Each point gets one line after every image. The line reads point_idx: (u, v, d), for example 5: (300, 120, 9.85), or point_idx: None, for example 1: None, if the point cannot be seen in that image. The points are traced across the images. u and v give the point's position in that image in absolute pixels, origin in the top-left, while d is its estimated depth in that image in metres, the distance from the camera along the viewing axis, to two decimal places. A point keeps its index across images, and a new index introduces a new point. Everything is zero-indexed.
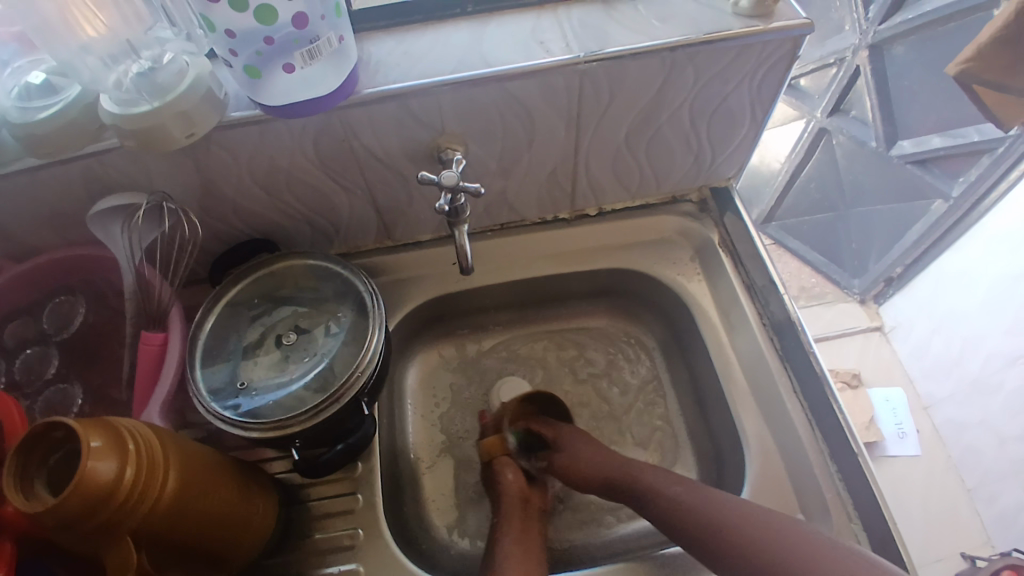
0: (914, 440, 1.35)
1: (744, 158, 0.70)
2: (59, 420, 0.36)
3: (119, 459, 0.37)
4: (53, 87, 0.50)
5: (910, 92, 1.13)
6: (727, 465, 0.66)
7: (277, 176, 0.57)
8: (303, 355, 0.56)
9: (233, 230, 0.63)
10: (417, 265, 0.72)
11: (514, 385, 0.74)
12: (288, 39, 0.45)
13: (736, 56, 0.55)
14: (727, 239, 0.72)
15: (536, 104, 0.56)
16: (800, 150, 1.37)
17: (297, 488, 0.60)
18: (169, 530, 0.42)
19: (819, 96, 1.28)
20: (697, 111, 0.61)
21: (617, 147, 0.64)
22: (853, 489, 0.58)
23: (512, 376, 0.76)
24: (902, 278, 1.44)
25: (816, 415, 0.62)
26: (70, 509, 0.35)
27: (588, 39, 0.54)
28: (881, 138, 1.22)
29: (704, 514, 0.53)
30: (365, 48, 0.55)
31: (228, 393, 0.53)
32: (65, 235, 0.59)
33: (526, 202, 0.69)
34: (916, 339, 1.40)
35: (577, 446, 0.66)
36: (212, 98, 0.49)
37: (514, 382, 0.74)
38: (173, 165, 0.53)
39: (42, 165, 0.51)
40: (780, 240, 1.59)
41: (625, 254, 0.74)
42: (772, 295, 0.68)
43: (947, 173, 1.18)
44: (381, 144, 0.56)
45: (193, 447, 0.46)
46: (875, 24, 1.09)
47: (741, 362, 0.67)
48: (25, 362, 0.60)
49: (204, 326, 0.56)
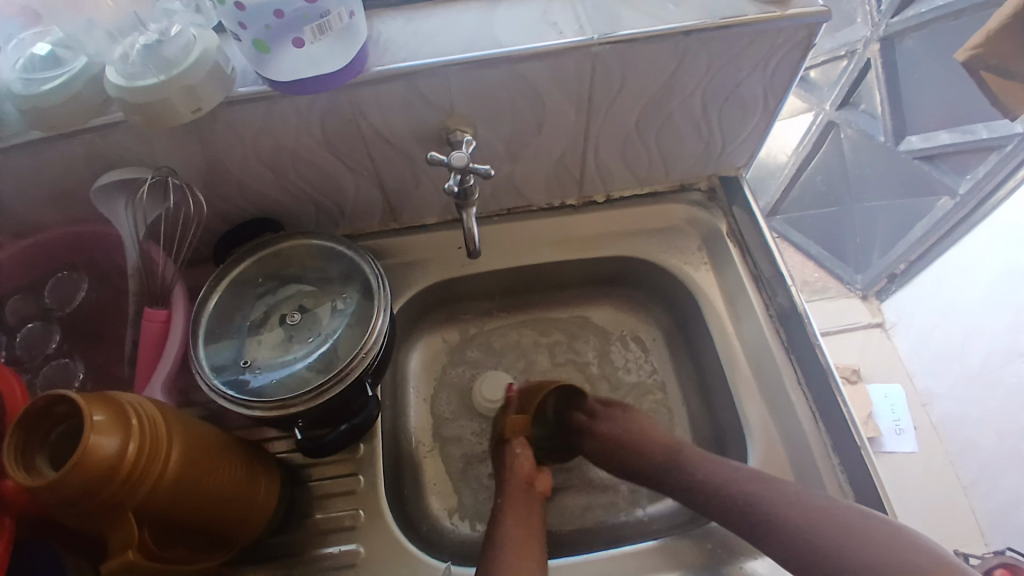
0: (913, 435, 1.35)
1: (754, 148, 0.70)
2: (61, 394, 0.36)
3: (122, 434, 0.37)
4: (59, 60, 0.49)
5: (920, 85, 1.12)
6: (731, 455, 0.66)
7: (283, 155, 0.57)
8: (307, 335, 0.56)
9: (238, 209, 0.62)
10: (422, 248, 0.72)
11: (494, 379, 0.74)
12: (298, 14, 0.45)
13: (750, 42, 0.54)
14: (734, 229, 0.72)
15: (546, 86, 0.55)
16: (808, 143, 1.36)
17: (300, 468, 0.60)
18: (172, 507, 0.41)
19: (829, 88, 1.27)
20: (709, 98, 0.60)
21: (627, 132, 0.63)
22: (855, 482, 0.58)
23: (489, 372, 0.75)
24: (904, 274, 1.43)
25: (820, 406, 0.62)
26: (74, 483, 0.34)
27: (601, 21, 0.54)
28: (890, 131, 1.21)
29: (709, 476, 0.55)
30: (374, 26, 0.54)
31: (232, 371, 0.52)
32: (68, 211, 0.59)
33: (533, 187, 0.69)
34: (918, 335, 1.40)
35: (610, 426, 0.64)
36: (220, 72, 0.48)
37: (494, 376, 0.74)
38: (178, 141, 0.53)
39: (46, 139, 0.50)
40: (784, 233, 1.59)
41: (631, 241, 0.73)
42: (779, 286, 0.67)
43: (954, 170, 1.18)
44: (389, 124, 0.56)
45: (195, 425, 0.45)
46: (887, 17, 1.09)
47: (747, 353, 0.66)
48: (26, 337, 0.59)
49: (208, 303, 0.56)
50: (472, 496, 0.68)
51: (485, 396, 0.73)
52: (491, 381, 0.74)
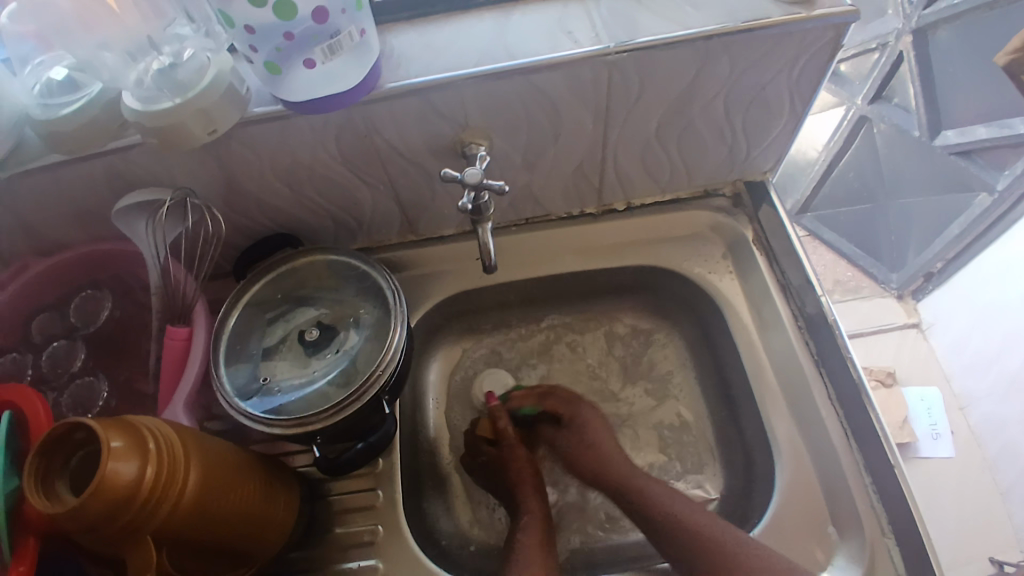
0: (949, 441, 1.30)
1: (781, 151, 0.67)
2: (80, 421, 0.36)
3: (139, 459, 0.37)
4: (75, 83, 0.49)
5: (956, 78, 1.07)
6: (756, 472, 0.64)
7: (299, 171, 0.56)
8: (325, 352, 0.56)
9: (256, 224, 0.63)
10: (440, 259, 0.71)
11: (494, 376, 0.75)
12: (307, 35, 0.44)
13: (773, 45, 0.52)
14: (761, 236, 0.70)
15: (561, 96, 0.54)
16: (839, 138, 1.30)
17: (320, 483, 0.60)
18: (190, 529, 0.42)
19: (861, 82, 1.22)
20: (732, 102, 0.58)
21: (647, 140, 0.61)
22: (888, 501, 0.56)
23: (490, 370, 0.76)
24: (942, 273, 1.37)
25: (850, 421, 0.59)
26: (92, 510, 0.35)
27: (617, 28, 0.52)
28: (924, 125, 1.16)
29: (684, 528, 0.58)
30: (387, 41, 0.54)
31: (252, 391, 0.53)
32: (91, 230, 0.60)
33: (551, 196, 0.68)
34: (954, 337, 1.35)
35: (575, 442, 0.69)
36: (234, 93, 0.48)
37: (495, 374, 0.75)
38: (195, 161, 0.53)
39: (66, 162, 0.51)
40: (815, 230, 1.52)
41: (652, 250, 0.72)
42: (808, 294, 0.65)
43: (992, 164, 1.13)
44: (402, 138, 0.55)
45: (211, 444, 0.46)
46: (920, 9, 1.05)
47: (773, 366, 0.65)
48: (52, 355, 0.61)
49: (227, 322, 0.56)
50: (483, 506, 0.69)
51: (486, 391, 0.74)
52: (492, 379, 0.75)
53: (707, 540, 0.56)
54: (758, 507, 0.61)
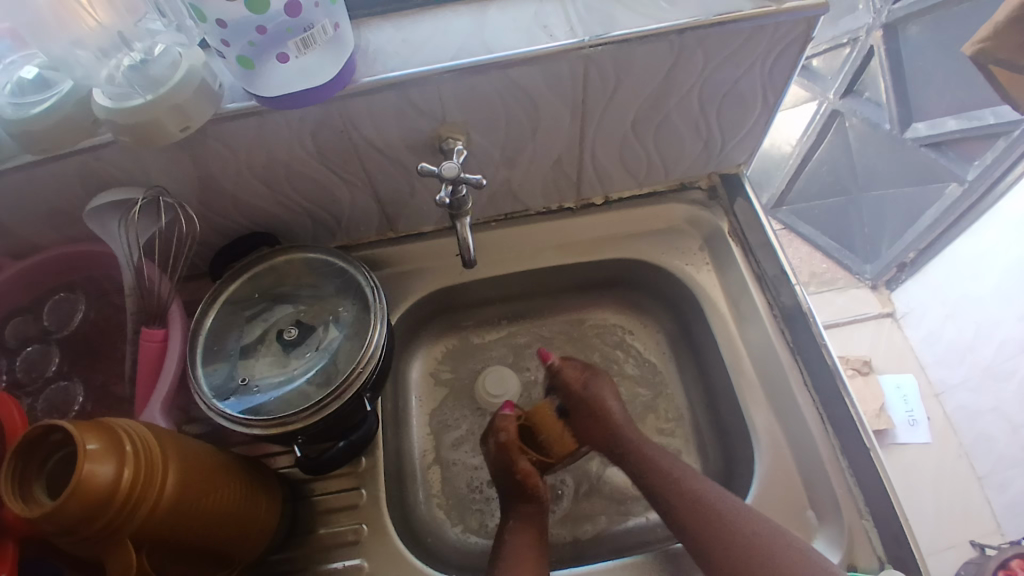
0: (925, 427, 1.33)
1: (756, 144, 0.68)
2: (55, 423, 0.36)
3: (117, 461, 0.37)
4: (46, 82, 0.48)
5: (926, 72, 1.10)
6: (737, 461, 0.65)
7: (276, 168, 0.56)
8: (304, 351, 0.55)
9: (233, 224, 0.62)
10: (421, 256, 0.71)
11: (498, 374, 0.73)
12: (281, 28, 0.44)
13: (746, 39, 0.53)
14: (737, 228, 0.70)
15: (539, 90, 0.54)
16: (812, 133, 1.32)
17: (302, 483, 0.60)
18: (169, 532, 0.41)
19: (832, 76, 1.25)
20: (707, 96, 0.59)
21: (624, 134, 0.62)
22: (864, 485, 0.57)
23: (496, 367, 0.74)
24: (914, 263, 1.40)
25: (826, 408, 0.61)
26: (70, 512, 0.34)
27: (593, 22, 0.53)
28: (896, 119, 1.19)
29: (672, 492, 0.58)
30: (362, 35, 0.53)
31: (230, 392, 0.52)
32: (66, 232, 0.59)
33: (530, 192, 0.68)
34: (929, 326, 1.38)
35: (607, 393, 0.66)
36: (207, 89, 0.48)
37: (498, 372, 0.73)
38: (169, 158, 0.52)
39: (39, 161, 0.50)
40: (790, 225, 1.54)
41: (631, 244, 0.73)
42: (783, 285, 0.66)
43: (962, 156, 1.16)
44: (379, 134, 0.55)
45: (189, 445, 0.45)
46: (889, 4, 1.08)
47: (752, 357, 0.65)
48: (26, 359, 0.59)
49: (204, 322, 0.56)
50: (467, 487, 0.68)
51: (490, 390, 0.72)
52: (495, 377, 0.73)
53: (690, 513, 0.56)
54: (739, 493, 0.62)
